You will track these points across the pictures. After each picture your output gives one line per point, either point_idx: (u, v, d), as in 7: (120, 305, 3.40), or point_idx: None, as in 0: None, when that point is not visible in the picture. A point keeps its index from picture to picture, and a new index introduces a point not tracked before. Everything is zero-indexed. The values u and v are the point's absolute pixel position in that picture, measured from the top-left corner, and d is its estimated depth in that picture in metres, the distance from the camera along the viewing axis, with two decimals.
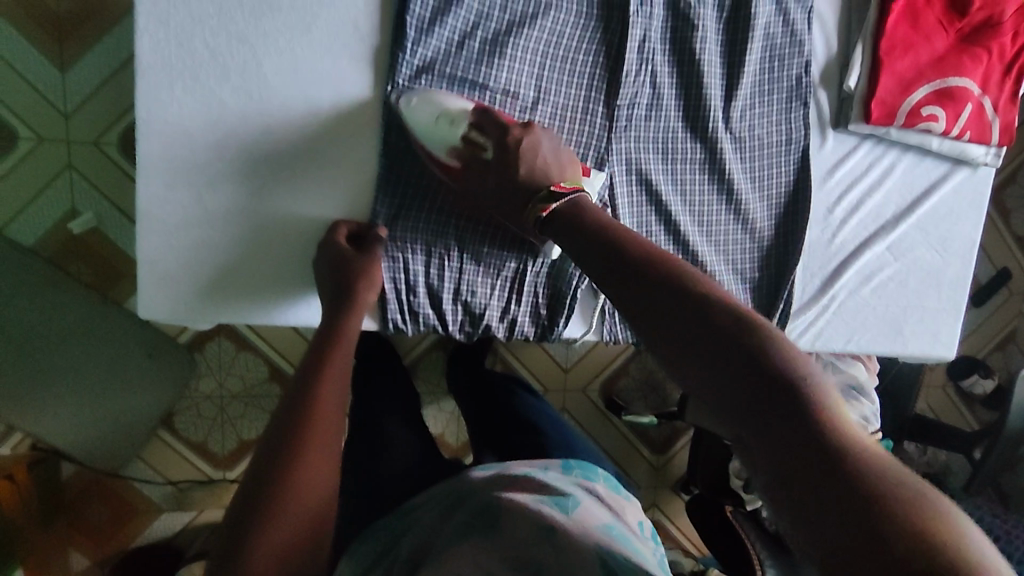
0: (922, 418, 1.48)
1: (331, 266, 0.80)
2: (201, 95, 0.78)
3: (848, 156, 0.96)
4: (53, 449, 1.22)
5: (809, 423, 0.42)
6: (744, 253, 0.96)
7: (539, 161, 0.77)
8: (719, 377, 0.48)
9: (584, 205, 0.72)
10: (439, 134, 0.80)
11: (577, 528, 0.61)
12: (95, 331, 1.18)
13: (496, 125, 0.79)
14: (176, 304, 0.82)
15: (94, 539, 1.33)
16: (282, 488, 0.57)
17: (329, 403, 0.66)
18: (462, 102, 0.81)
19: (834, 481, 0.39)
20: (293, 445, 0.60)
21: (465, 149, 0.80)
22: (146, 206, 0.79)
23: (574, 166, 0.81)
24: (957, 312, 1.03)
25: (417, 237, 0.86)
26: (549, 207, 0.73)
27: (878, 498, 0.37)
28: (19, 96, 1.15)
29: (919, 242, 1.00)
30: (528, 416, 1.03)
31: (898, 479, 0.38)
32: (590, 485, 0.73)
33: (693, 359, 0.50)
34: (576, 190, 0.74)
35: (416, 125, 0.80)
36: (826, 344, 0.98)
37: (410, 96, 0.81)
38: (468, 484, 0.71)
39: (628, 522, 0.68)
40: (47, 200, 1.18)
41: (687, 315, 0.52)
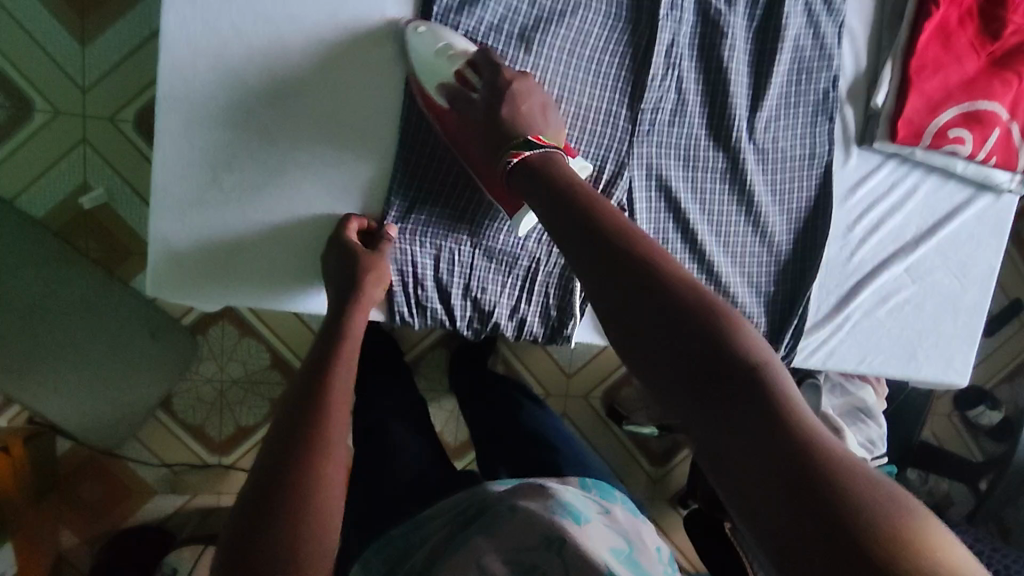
0: (927, 447, 1.46)
1: (338, 259, 0.79)
2: (224, 74, 0.77)
3: (870, 175, 0.95)
4: (49, 423, 1.22)
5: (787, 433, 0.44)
6: (760, 265, 0.94)
7: (524, 111, 0.77)
8: (698, 380, 0.50)
9: (557, 160, 0.71)
10: (433, 67, 0.78)
11: (587, 540, 0.60)
12: (101, 308, 1.18)
13: (495, 68, 0.79)
14: (186, 284, 0.81)
15: (86, 518, 1.32)
16: (297, 479, 0.57)
17: (341, 397, 0.67)
18: (465, 42, 0.80)
19: (813, 494, 0.41)
20: (309, 438, 0.60)
21: (456, 87, 0.78)
22: (162, 184, 0.78)
23: (558, 134, 0.79)
24: (972, 339, 1.01)
25: (427, 230, 0.86)
26: (522, 152, 0.73)
27: (866, 527, 0.39)
28: (38, 67, 1.14)
29: (937, 266, 0.98)
30: (536, 422, 1.01)
31: (876, 498, 0.41)
32: (608, 509, 0.72)
33: (691, 369, 0.50)
34: (552, 145, 0.74)
35: (415, 52, 0.79)
36: (838, 363, 0.97)
37: (419, 24, 0.79)
38: (480, 496, 0.70)
39: (640, 548, 0.66)
40: (59, 173, 1.18)
41: (671, 314, 0.53)
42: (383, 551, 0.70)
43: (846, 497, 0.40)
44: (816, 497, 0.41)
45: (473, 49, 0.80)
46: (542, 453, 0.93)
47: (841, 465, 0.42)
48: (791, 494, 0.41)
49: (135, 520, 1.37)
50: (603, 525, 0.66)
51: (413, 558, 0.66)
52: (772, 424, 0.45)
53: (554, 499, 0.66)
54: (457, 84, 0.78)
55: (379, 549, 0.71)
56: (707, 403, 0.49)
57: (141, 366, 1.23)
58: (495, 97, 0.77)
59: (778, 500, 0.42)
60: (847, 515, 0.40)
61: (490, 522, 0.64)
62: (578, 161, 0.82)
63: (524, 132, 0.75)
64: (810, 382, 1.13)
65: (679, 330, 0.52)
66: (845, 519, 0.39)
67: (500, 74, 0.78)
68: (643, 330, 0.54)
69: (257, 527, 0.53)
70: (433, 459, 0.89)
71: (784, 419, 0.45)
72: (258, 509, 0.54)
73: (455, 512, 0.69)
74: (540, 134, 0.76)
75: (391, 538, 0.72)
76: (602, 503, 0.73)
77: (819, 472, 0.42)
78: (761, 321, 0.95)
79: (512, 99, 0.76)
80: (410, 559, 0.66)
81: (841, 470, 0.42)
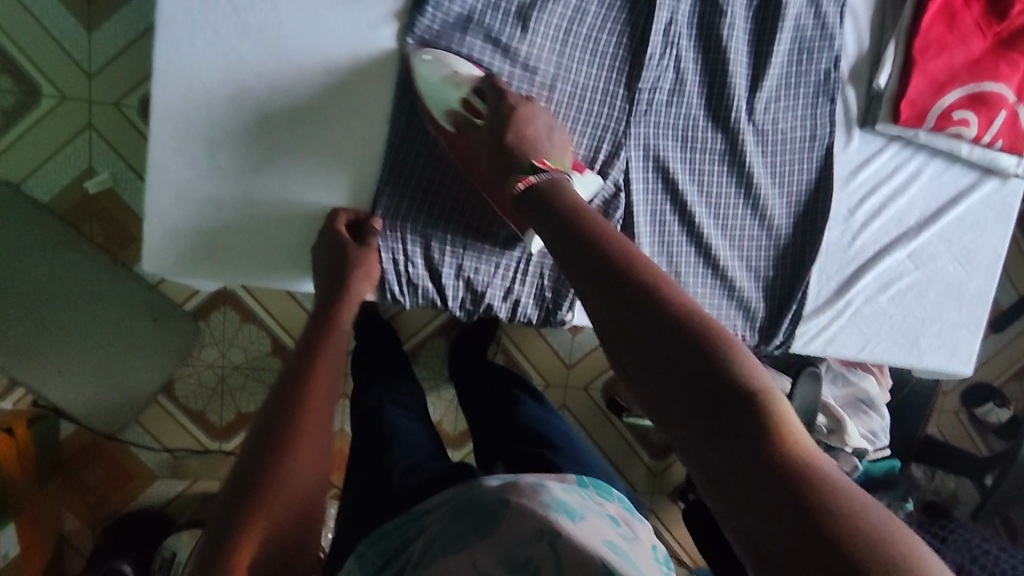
0: (932, 442, 1.44)
1: (327, 252, 0.80)
2: (219, 49, 0.77)
3: (873, 158, 0.93)
4: (54, 407, 1.24)
5: (754, 428, 0.45)
6: (759, 249, 0.93)
7: (530, 134, 0.77)
8: (666, 377, 0.50)
9: (563, 183, 0.70)
10: (442, 95, 0.78)
11: (582, 537, 0.59)
12: (105, 293, 1.20)
13: (500, 95, 0.79)
14: (181, 260, 0.81)
15: (86, 501, 1.34)
16: (279, 462, 0.58)
17: (323, 379, 0.66)
18: (470, 68, 0.80)
19: (777, 484, 0.42)
20: (288, 421, 0.61)
21: (462, 113, 0.79)
22: (157, 158, 0.77)
23: (565, 152, 0.79)
24: (976, 327, 0.99)
25: (419, 215, 0.85)
26: (529, 178, 0.72)
27: (850, 535, 0.39)
28: (43, 52, 1.15)
29: (942, 252, 0.96)
30: (535, 420, 0.96)
31: (844, 496, 0.41)
32: (604, 506, 0.70)
33: (677, 376, 0.50)
34: (558, 169, 0.73)
35: (422, 77, 0.79)
36: (837, 350, 0.96)
37: (426, 51, 0.79)
38: (477, 489, 0.68)
39: (637, 540, 0.66)
40: (66, 158, 1.18)
41: (641, 315, 0.53)
42: (381, 541, 0.68)
43: (827, 504, 0.41)
44: (784, 486, 0.42)
45: (477, 76, 0.80)
46: (537, 437, 0.91)
47: (825, 478, 0.43)
48: (773, 501, 0.42)
49: (137, 504, 1.36)
50: (599, 517, 0.65)
51: (411, 551, 0.64)
52: (755, 433, 0.45)
53: (547, 498, 0.65)
54: (462, 110, 0.78)
55: (377, 539, 0.68)
56: (679, 396, 0.49)
57: (144, 350, 1.25)
58: (500, 125, 0.77)
59: (761, 503, 0.42)
60: (829, 522, 0.40)
61: (484, 514, 0.63)
62: (588, 177, 0.81)
63: (529, 157, 0.74)
64: (810, 371, 1.08)
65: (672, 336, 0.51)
66: (825, 524, 0.39)
67: (505, 103, 0.78)
68: (617, 326, 0.54)
69: (238, 509, 0.54)
70: (428, 443, 0.88)
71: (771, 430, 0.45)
72: (245, 491, 0.56)
73: (450, 505, 0.68)
74: (546, 159, 0.75)
75: (386, 530, 0.69)
76: (597, 499, 0.71)
77: (801, 482, 0.42)
78: (759, 307, 0.94)
79: (516, 126, 0.76)
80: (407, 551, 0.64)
81: (811, 470, 0.43)
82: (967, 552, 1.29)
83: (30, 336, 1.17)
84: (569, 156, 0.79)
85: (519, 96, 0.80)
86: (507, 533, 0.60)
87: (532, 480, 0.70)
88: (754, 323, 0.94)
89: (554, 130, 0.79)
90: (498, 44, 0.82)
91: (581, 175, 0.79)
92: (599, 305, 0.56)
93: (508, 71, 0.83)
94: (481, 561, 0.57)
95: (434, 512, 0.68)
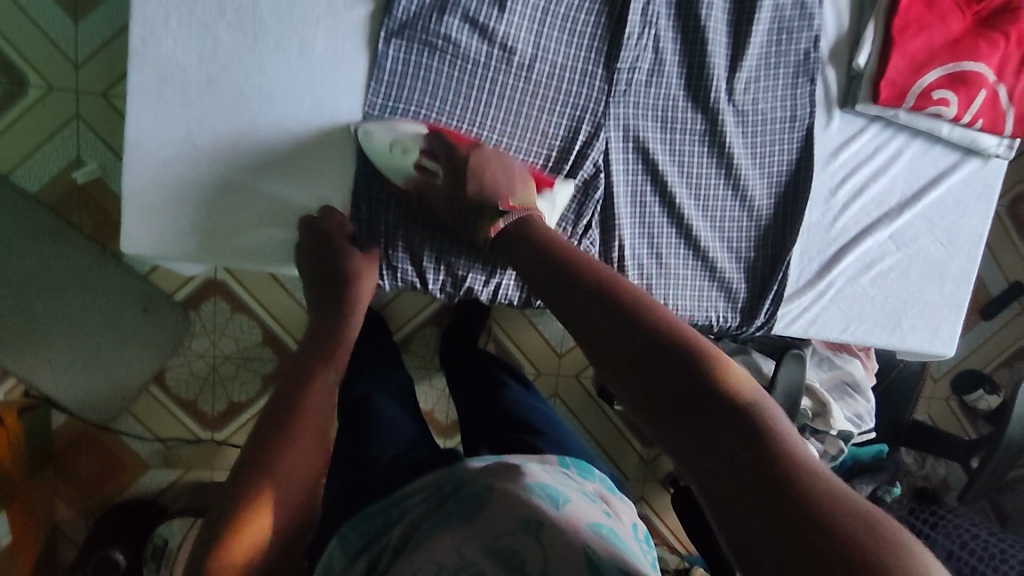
0: (921, 426, 1.44)
1: (310, 253, 0.81)
2: (196, 29, 0.77)
3: (853, 139, 0.94)
4: (45, 397, 1.24)
5: (745, 434, 0.47)
6: (740, 230, 0.94)
7: (487, 180, 0.79)
8: (657, 394, 0.52)
9: (532, 223, 0.75)
10: (393, 163, 0.80)
11: (566, 522, 0.58)
12: (95, 282, 1.20)
13: (450, 151, 0.79)
14: (160, 241, 0.80)
15: (80, 491, 1.34)
16: (278, 441, 0.61)
17: (323, 374, 0.70)
18: (413, 126, 0.80)
19: (771, 488, 0.44)
20: (293, 405, 0.65)
21: (420, 178, 0.81)
22: (135, 138, 0.77)
23: (528, 180, 0.81)
24: (959, 308, 1.00)
25: (395, 200, 0.85)
26: (499, 225, 0.76)
27: (844, 528, 0.41)
28: (29, 41, 1.15)
29: (923, 232, 0.97)
30: (520, 405, 0.95)
31: (836, 495, 0.43)
32: (586, 487, 0.70)
33: (667, 394, 0.52)
34: (525, 208, 0.77)
35: (371, 149, 0.80)
36: (820, 331, 0.96)
37: (366, 126, 0.80)
38: (461, 472, 0.68)
39: (620, 521, 0.66)
40: (53, 148, 1.18)
41: (629, 336, 0.56)
42: (365, 522, 0.68)
43: (821, 501, 0.43)
44: (776, 489, 0.44)
45: (423, 131, 0.80)
46: (519, 421, 0.91)
47: (814, 474, 0.45)
48: (772, 501, 0.43)
49: (130, 493, 1.36)
50: (584, 500, 0.65)
51: (388, 539, 0.64)
52: (747, 437, 0.47)
53: (533, 482, 0.64)
54: (418, 175, 0.81)
55: (359, 522, 0.68)
56: (672, 413, 0.51)
57: (135, 339, 1.25)
58: (457, 177, 0.79)
59: (761, 503, 0.43)
60: (825, 518, 0.41)
61: (467, 499, 0.63)
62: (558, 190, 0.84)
63: (496, 201, 0.78)
64: (794, 353, 1.07)
65: (658, 355, 0.54)
66: (820, 520, 0.41)
67: (457, 156, 0.79)
68: (608, 346, 0.57)
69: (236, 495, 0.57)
70: (414, 427, 0.88)
71: (763, 432, 0.47)
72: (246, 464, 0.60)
73: (432, 488, 0.68)
74: (511, 199, 0.78)
75: (370, 513, 0.69)
76: (576, 481, 0.70)
77: (795, 481, 0.44)
78: (741, 289, 0.94)
79: (475, 176, 0.79)
80: (386, 536, 0.64)
81: (804, 471, 0.45)
82: (957, 537, 1.29)
83: (20, 326, 1.17)
84: (532, 184, 0.81)
85: (469, 143, 0.81)
86: (491, 522, 0.59)
87: (516, 462, 0.70)
88: (735, 304, 0.95)
89: (510, 167, 0.80)
90: (476, 23, 0.82)
91: (550, 195, 0.83)
92: (587, 327, 0.59)
93: (486, 52, 0.83)
94: (466, 549, 0.56)
95: (417, 497, 0.68)
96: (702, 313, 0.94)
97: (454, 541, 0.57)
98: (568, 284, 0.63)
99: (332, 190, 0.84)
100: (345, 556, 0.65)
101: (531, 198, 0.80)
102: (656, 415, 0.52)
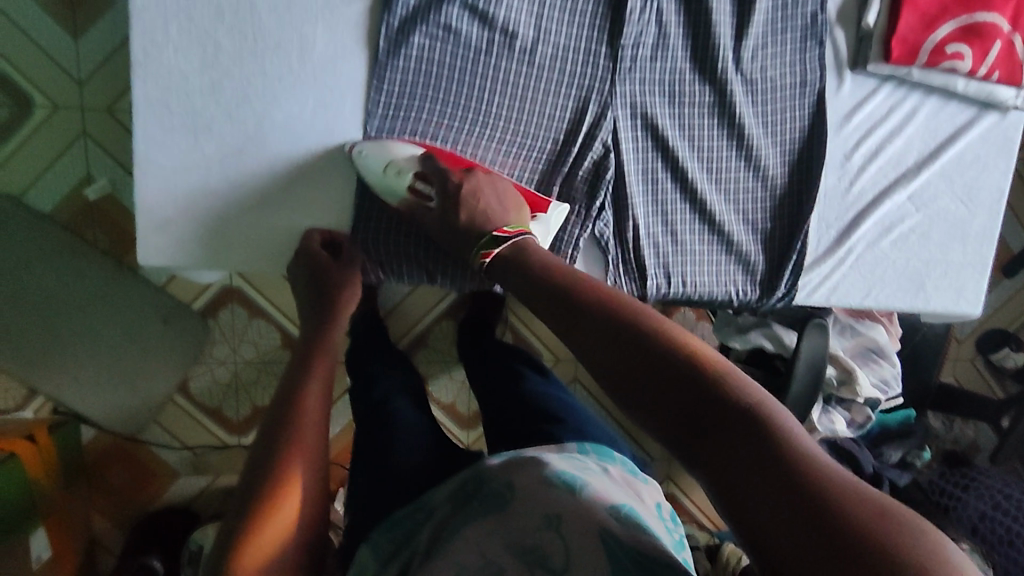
0: (949, 388, 1.42)
1: (309, 273, 0.82)
2: (197, 36, 0.76)
3: (866, 100, 0.92)
4: (73, 413, 1.26)
5: (753, 433, 0.45)
6: (755, 201, 0.93)
7: (482, 206, 0.77)
8: (660, 402, 0.51)
9: (529, 247, 0.72)
10: (388, 184, 0.79)
11: (580, 502, 0.59)
12: (112, 297, 1.21)
13: (442, 176, 0.79)
14: (177, 253, 0.80)
15: (115, 504, 1.36)
16: (287, 443, 0.63)
17: (319, 377, 0.72)
18: (409, 150, 0.80)
19: (785, 487, 0.42)
20: (288, 412, 0.66)
21: (412, 200, 0.80)
22: (145, 152, 0.77)
23: (520, 207, 0.80)
24: (982, 265, 0.98)
25: (389, 202, 0.84)
26: (493, 250, 0.73)
27: (867, 534, 0.38)
28: (32, 62, 1.15)
29: (942, 191, 0.95)
30: (541, 395, 0.95)
31: (853, 492, 0.41)
32: (606, 471, 0.69)
33: (670, 402, 0.50)
34: (520, 233, 0.74)
35: (366, 172, 0.79)
36: (841, 299, 0.94)
37: (362, 146, 0.79)
38: (483, 467, 0.68)
39: (642, 501, 0.66)
40: (63, 167, 1.19)
41: (628, 345, 0.55)
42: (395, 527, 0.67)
43: (835, 498, 0.40)
44: (788, 486, 0.42)
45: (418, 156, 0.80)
46: (539, 411, 0.90)
47: (830, 472, 0.42)
48: (793, 506, 0.41)
49: (163, 502, 1.38)
50: (603, 481, 0.65)
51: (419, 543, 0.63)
52: (763, 445, 0.44)
53: (548, 467, 0.64)
54: (411, 198, 0.80)
55: (392, 526, 0.68)
56: (680, 420, 0.49)
57: (157, 351, 1.26)
58: (450, 205, 0.78)
59: (782, 509, 0.41)
60: (846, 523, 0.39)
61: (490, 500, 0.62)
62: (553, 212, 0.83)
63: (489, 228, 0.76)
64: (816, 322, 1.05)
65: (656, 365, 0.52)
66: (834, 522, 0.39)
67: (449, 181, 0.79)
68: (604, 354, 0.56)
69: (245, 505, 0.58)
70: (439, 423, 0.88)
71: (770, 432, 0.45)
72: (255, 473, 0.61)
73: (457, 487, 0.67)
74: (505, 226, 0.75)
75: (402, 514, 0.68)
76: (598, 466, 0.69)
77: (807, 479, 0.42)
78: (758, 260, 0.93)
79: (467, 204, 0.77)
80: (417, 539, 0.64)
81: (816, 466, 0.43)
82: (989, 498, 1.28)
83: (46, 343, 1.18)
84: (525, 210, 0.80)
85: (463, 168, 0.81)
86: (516, 521, 0.58)
87: (533, 453, 0.70)
88: (754, 276, 0.94)
89: (504, 193, 0.79)
90: (476, 10, 0.81)
91: (544, 217, 0.82)
92: (583, 339, 0.58)
93: (488, 38, 0.82)
94: (499, 550, 0.55)
95: (443, 495, 0.67)
96: (720, 288, 0.93)
97: (478, 541, 0.57)
98: (569, 305, 0.61)
99: (344, 189, 0.84)
100: (377, 561, 0.64)
101: (524, 221, 0.79)
102: (661, 427, 0.50)
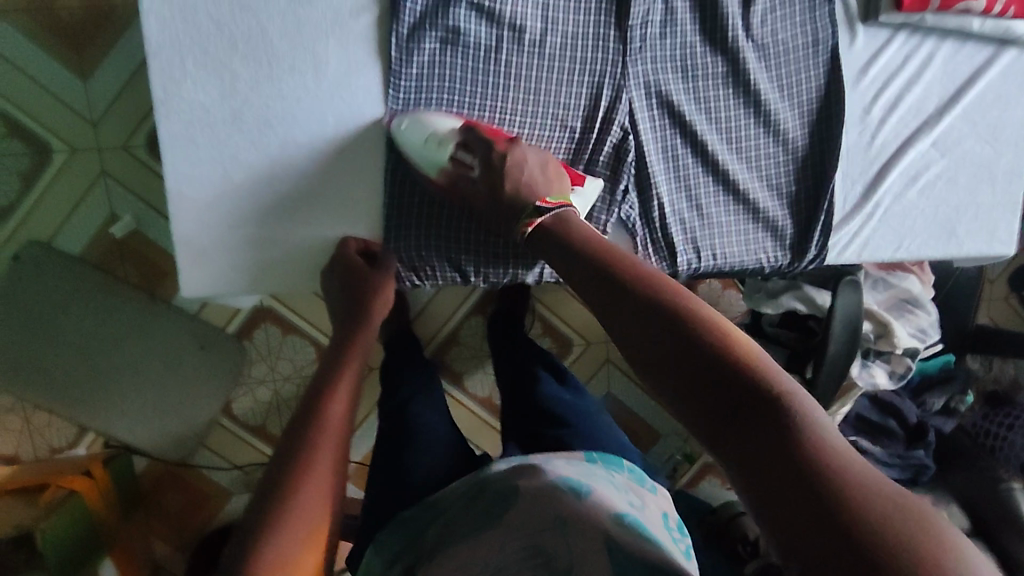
0: (987, 329, 1.40)
1: (343, 278, 0.82)
2: (213, 68, 0.78)
3: (881, 51, 0.91)
4: (125, 445, 1.29)
5: (776, 425, 0.46)
6: (778, 166, 0.92)
7: (526, 179, 0.79)
8: (689, 383, 0.52)
9: (570, 223, 0.74)
10: (427, 155, 0.80)
11: (586, 512, 0.58)
12: (150, 330, 1.24)
13: (486, 146, 0.80)
14: (217, 281, 0.82)
15: (173, 528, 1.40)
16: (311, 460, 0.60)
17: (342, 394, 0.69)
18: (448, 122, 0.81)
19: (801, 481, 0.42)
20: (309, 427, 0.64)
21: (452, 169, 0.80)
22: (175, 187, 0.79)
23: (563, 181, 0.81)
24: (1013, 205, 0.97)
25: (418, 204, 0.85)
26: (535, 220, 0.76)
27: (877, 532, 0.38)
28: (47, 109, 1.17)
29: (967, 133, 0.94)
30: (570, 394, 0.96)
31: (869, 491, 0.41)
32: (613, 477, 0.69)
33: (700, 384, 0.51)
34: (562, 204, 0.77)
35: (405, 143, 0.81)
36: (874, 253, 0.94)
37: (402, 119, 0.81)
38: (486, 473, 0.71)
39: (649, 508, 0.65)
40: (88, 209, 1.21)
41: (661, 329, 0.56)
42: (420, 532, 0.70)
43: (847, 496, 0.41)
44: (804, 480, 0.42)
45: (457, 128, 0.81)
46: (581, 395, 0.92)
47: (848, 470, 0.43)
48: (807, 501, 0.41)
49: (218, 521, 1.41)
50: (608, 488, 0.64)
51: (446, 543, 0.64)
52: (785, 439, 0.45)
53: (556, 478, 0.64)
54: (451, 168, 0.80)
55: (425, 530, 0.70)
56: (708, 403, 0.50)
57: (201, 379, 1.29)
58: (494, 176, 0.80)
59: (796, 502, 0.42)
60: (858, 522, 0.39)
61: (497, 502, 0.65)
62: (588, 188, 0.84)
63: (533, 199, 0.78)
64: (847, 280, 1.05)
65: (689, 346, 0.53)
66: (846, 515, 0.39)
67: (493, 152, 0.80)
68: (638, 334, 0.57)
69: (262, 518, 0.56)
70: None
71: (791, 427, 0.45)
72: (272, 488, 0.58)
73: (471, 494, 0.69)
74: (547, 198, 0.78)
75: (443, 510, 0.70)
76: (607, 475, 0.69)
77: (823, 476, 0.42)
78: (787, 225, 0.93)
79: (511, 176, 0.79)
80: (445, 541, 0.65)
81: (835, 463, 0.43)
82: None
83: (93, 378, 1.22)
84: (566, 182, 0.81)
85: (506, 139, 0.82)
86: (527, 522, 0.59)
87: (539, 460, 0.71)
88: (784, 240, 0.93)
89: (545, 162, 0.81)
90: (482, 8, 0.81)
91: (582, 190, 0.83)
92: (620, 318, 0.59)
93: (496, 34, 0.82)
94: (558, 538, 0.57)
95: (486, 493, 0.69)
96: (751, 257, 0.93)
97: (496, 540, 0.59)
98: (614, 288, 0.62)
99: (373, 199, 0.84)
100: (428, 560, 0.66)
101: (565, 192, 0.80)
102: (687, 409, 0.51)
